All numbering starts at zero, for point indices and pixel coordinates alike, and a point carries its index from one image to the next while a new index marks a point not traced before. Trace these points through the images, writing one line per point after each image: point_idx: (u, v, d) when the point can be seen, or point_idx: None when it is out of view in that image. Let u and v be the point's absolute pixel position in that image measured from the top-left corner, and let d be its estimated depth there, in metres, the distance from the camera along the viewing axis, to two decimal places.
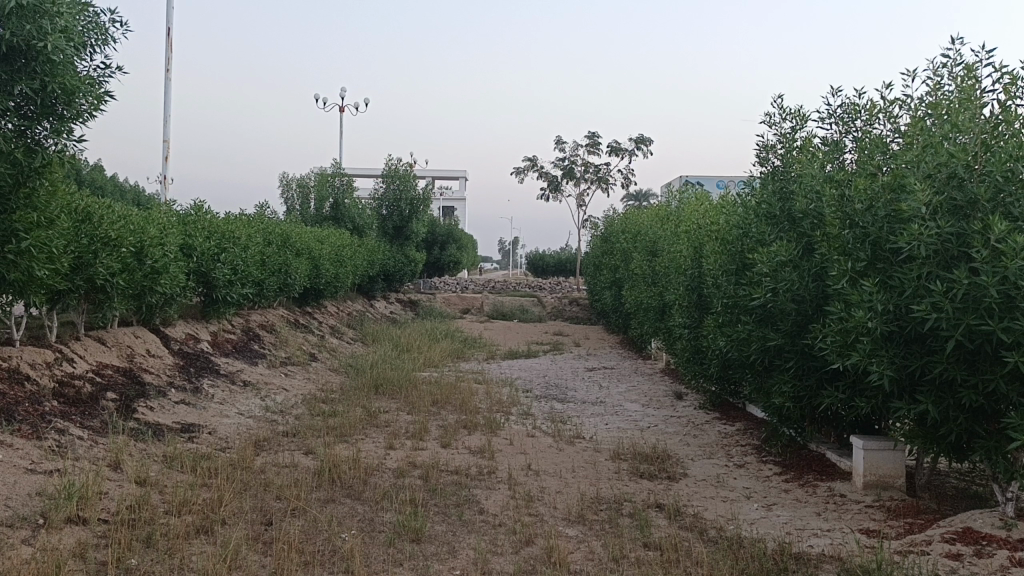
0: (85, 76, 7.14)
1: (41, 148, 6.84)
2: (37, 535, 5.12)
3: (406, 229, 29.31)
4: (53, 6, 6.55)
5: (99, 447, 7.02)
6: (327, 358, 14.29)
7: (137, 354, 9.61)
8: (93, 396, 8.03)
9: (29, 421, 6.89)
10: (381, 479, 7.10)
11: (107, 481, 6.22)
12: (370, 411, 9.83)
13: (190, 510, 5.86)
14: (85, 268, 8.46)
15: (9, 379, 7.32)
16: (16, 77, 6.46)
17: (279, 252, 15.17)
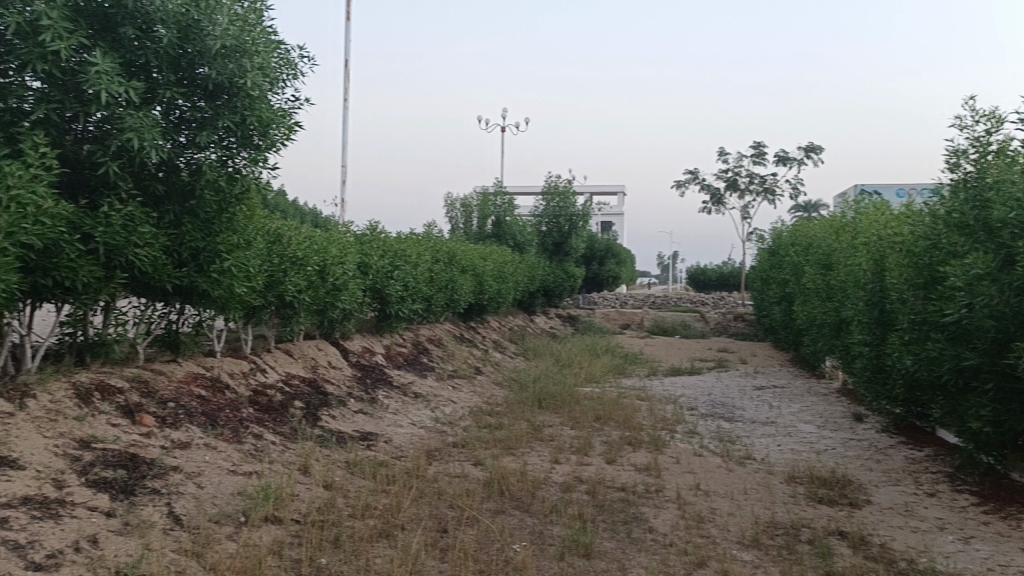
0: (279, 108, 7.76)
1: (240, 175, 7.59)
2: (240, 532, 5.58)
3: (566, 245, 29.56)
4: (252, 45, 7.13)
5: (290, 452, 7.56)
6: (491, 372, 14.65)
7: (320, 365, 10.26)
8: (283, 404, 8.65)
9: (229, 425, 7.53)
10: (549, 493, 7.18)
11: (298, 484, 6.67)
12: (534, 425, 9.96)
13: (372, 514, 6.17)
14: (276, 286, 9.16)
15: (212, 388, 8.04)
16: (219, 112, 7.12)
17: (446, 269, 15.76)
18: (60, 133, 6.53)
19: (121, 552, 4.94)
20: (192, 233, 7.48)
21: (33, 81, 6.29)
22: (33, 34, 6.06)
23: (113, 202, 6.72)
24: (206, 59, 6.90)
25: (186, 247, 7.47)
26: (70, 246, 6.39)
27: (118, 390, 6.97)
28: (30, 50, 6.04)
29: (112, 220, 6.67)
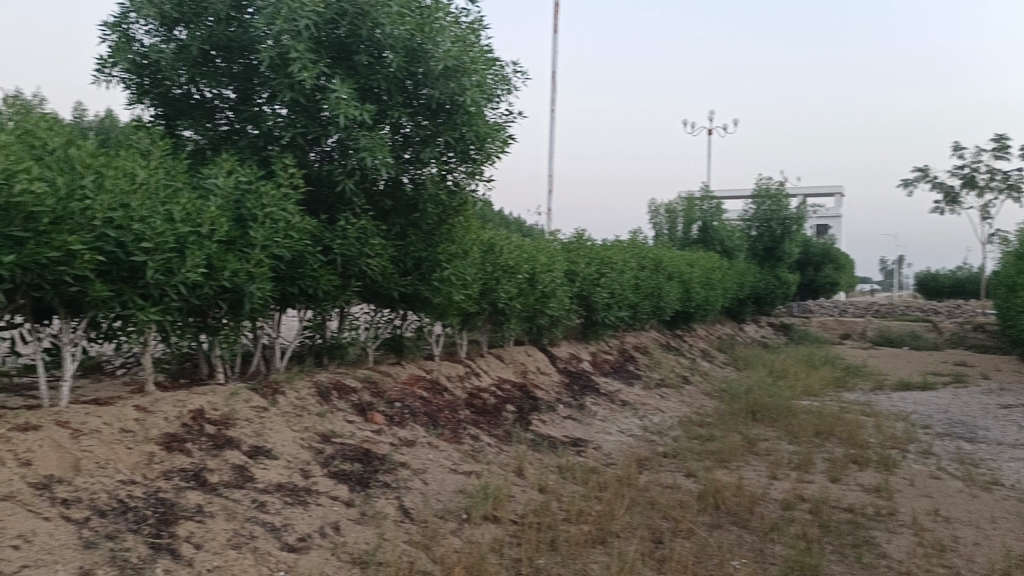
0: (495, 123, 8.08)
1: (460, 189, 8.07)
2: (463, 528, 5.85)
3: (777, 250, 28.27)
4: (471, 63, 7.45)
5: (505, 454, 7.82)
6: (700, 381, 14.31)
7: (530, 371, 10.54)
8: (496, 408, 8.97)
9: (449, 426, 7.93)
10: (767, 509, 6.88)
11: (514, 486, 6.88)
12: (748, 438, 9.60)
13: (587, 519, 6.22)
14: (490, 293, 9.53)
15: (432, 389, 8.51)
16: (440, 129, 7.52)
17: (653, 276, 15.63)
18: (305, 155, 7.24)
19: (360, 540, 5.36)
20: (416, 244, 7.99)
21: (281, 108, 7.07)
22: (283, 66, 6.79)
23: (348, 217, 7.28)
24: (429, 80, 7.31)
25: (410, 257, 7.97)
26: (313, 257, 7.04)
27: (352, 389, 7.57)
28: (280, 80, 6.78)
29: (348, 232, 7.23)
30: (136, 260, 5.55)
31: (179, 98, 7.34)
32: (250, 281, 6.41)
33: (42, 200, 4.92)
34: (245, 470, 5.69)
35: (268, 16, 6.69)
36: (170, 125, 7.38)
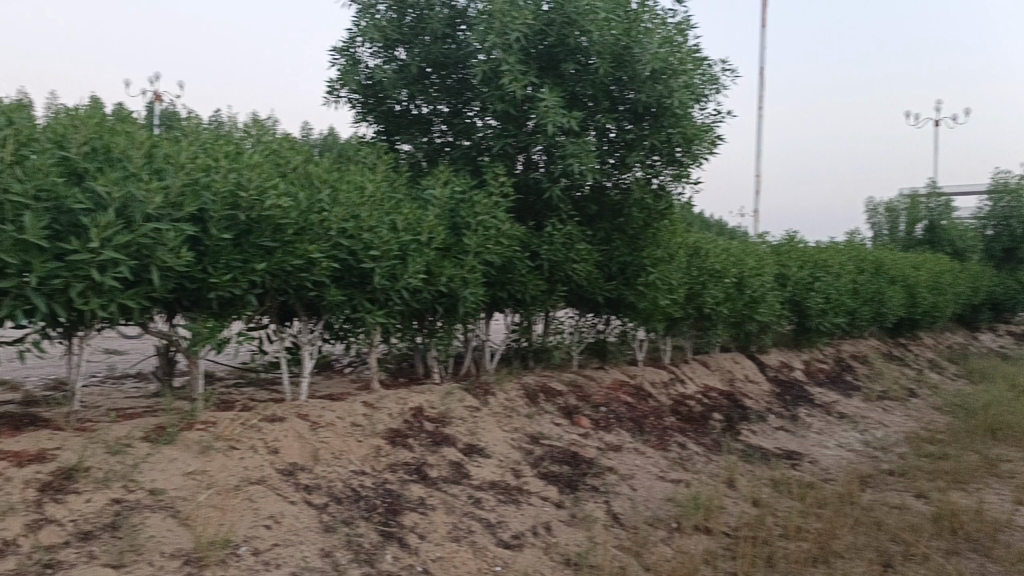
0: (703, 124, 7.90)
1: (666, 193, 7.99)
2: (673, 538, 5.76)
3: (1018, 250, 25.40)
4: (679, 65, 7.33)
5: (714, 464, 7.61)
6: (929, 394, 13.14)
7: (737, 379, 10.19)
8: (703, 416, 8.74)
9: (656, 432, 7.84)
10: (1016, 538, 6.18)
11: (725, 497, 6.68)
12: (989, 458, 8.68)
13: (805, 537, 5.89)
14: (696, 298, 9.32)
15: (637, 395, 8.46)
16: (646, 133, 7.46)
17: (873, 280, 14.58)
18: (514, 164, 7.44)
19: (571, 542, 5.45)
20: (621, 248, 7.99)
21: (491, 120, 7.32)
22: (495, 78, 7.02)
23: (555, 223, 7.41)
24: (636, 84, 7.28)
25: (615, 261, 7.98)
26: (522, 263, 7.23)
27: (559, 392, 7.69)
28: (492, 93, 7.03)
29: (554, 238, 7.36)
30: (365, 267, 5.98)
31: (399, 115, 7.79)
32: (464, 286, 6.69)
33: (287, 213, 5.46)
34: (461, 467, 5.96)
35: (482, 32, 6.98)
36: (389, 139, 7.82)
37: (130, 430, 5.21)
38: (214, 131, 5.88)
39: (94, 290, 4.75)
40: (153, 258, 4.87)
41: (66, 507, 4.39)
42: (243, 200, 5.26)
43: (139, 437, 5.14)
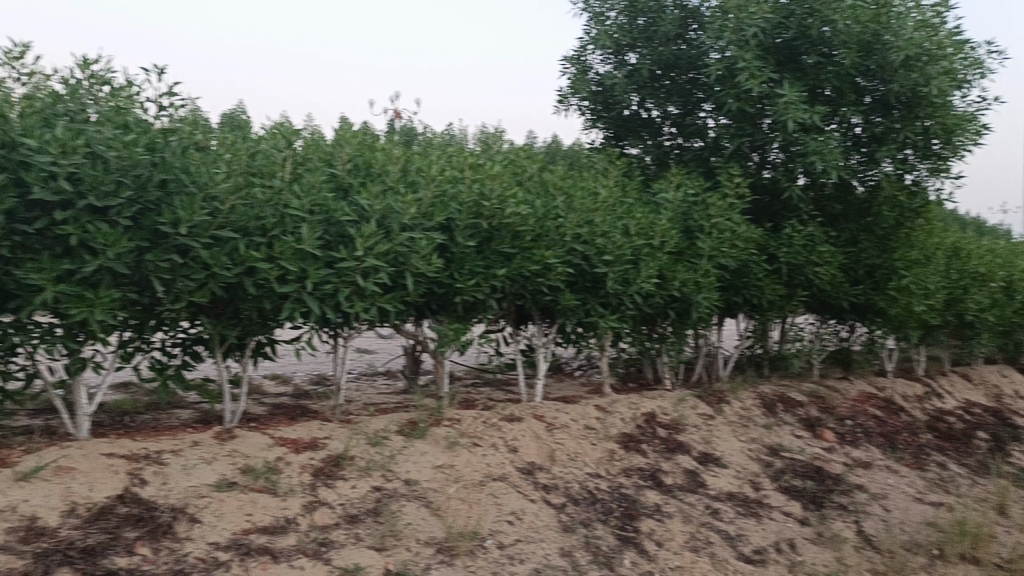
0: (966, 113, 7.18)
1: (921, 189, 7.42)
2: (935, 566, 5.27)
3: None
4: (938, 49, 6.73)
5: (981, 488, 6.85)
6: None
7: (1006, 395, 9.12)
8: (966, 434, 7.83)
9: (911, 450, 7.18)
10: None
11: (997, 526, 5.99)
12: None
13: None
14: (957, 304, 8.43)
15: (887, 409, 7.80)
16: (898, 125, 6.93)
17: None
18: (749, 163, 7.20)
19: (819, 562, 5.20)
20: (869, 249, 7.46)
21: (723, 119, 7.20)
22: (730, 77, 6.82)
23: (794, 224, 7.05)
24: (887, 73, 6.77)
25: (862, 264, 7.46)
26: (759, 267, 6.96)
27: (798, 403, 7.30)
28: (727, 92, 6.83)
29: (793, 241, 7.00)
30: (599, 272, 6.04)
31: (626, 119, 7.79)
32: (698, 291, 6.55)
33: (526, 220, 5.67)
34: (697, 476, 5.84)
35: (716, 31, 6.80)
36: (616, 144, 7.83)
37: (386, 424, 5.64)
38: (459, 144, 6.24)
39: (358, 295, 5.21)
40: (407, 265, 5.25)
41: (336, 491, 4.86)
42: (486, 209, 5.55)
43: (394, 431, 5.56)
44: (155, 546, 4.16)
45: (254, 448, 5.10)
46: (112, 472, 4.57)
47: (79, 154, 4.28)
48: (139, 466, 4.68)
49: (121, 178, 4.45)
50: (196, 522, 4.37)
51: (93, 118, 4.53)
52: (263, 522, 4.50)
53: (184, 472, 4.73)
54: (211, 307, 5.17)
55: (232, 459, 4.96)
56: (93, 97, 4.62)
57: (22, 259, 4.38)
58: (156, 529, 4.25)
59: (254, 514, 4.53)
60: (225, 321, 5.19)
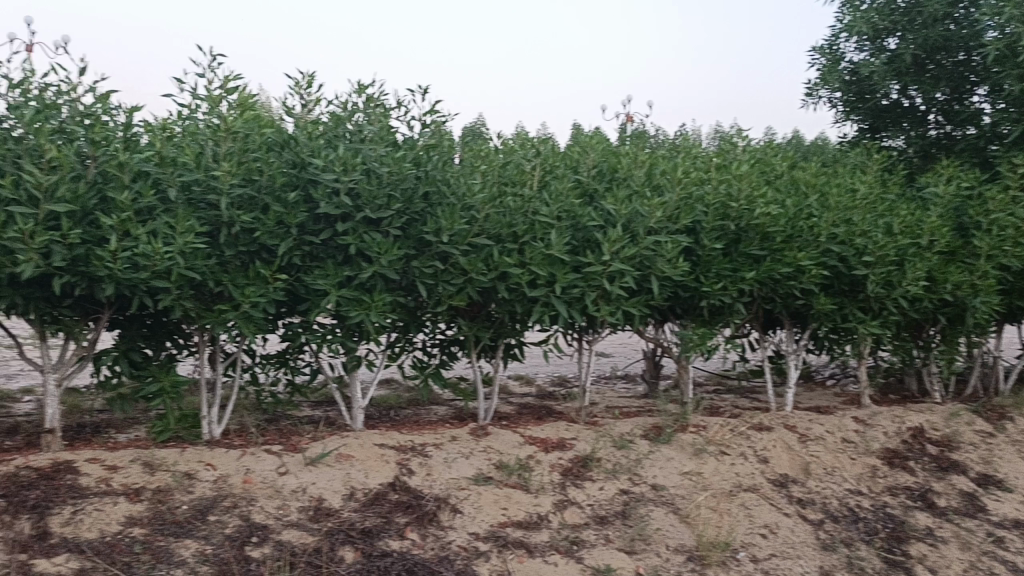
0: None
1: None
2: None
3: None
4: None
5: None
6: None
7: None
8: None
9: None
10: None
11: None
12: None
13: None
14: None
15: None
16: None
17: None
18: None
19: None
20: None
21: (1003, 104, 6.52)
22: (1013, 56, 6.15)
23: None
24: None
25: None
26: None
27: None
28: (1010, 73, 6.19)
29: None
30: (858, 274, 5.65)
31: (885, 108, 7.24)
32: (974, 295, 5.92)
33: (776, 221, 5.45)
34: (976, 499, 5.28)
35: (996, 6, 6.12)
36: (874, 135, 7.33)
37: (631, 428, 5.67)
38: (703, 145, 6.16)
39: (604, 299, 5.26)
40: (653, 268, 5.22)
41: (585, 491, 4.95)
42: (734, 210, 5.43)
43: (639, 435, 5.57)
44: (422, 532, 4.47)
45: (507, 445, 5.33)
46: (383, 461, 4.99)
47: (358, 171, 4.73)
48: (406, 457, 5.07)
49: (391, 192, 4.85)
50: (456, 512, 4.64)
51: (367, 136, 4.95)
52: (518, 517, 4.68)
53: (446, 464, 5.05)
54: (467, 310, 5.48)
55: (487, 454, 5.22)
56: (366, 117, 5.05)
57: (310, 267, 4.91)
58: (423, 516, 4.57)
59: (510, 508, 4.73)
60: (479, 323, 5.48)
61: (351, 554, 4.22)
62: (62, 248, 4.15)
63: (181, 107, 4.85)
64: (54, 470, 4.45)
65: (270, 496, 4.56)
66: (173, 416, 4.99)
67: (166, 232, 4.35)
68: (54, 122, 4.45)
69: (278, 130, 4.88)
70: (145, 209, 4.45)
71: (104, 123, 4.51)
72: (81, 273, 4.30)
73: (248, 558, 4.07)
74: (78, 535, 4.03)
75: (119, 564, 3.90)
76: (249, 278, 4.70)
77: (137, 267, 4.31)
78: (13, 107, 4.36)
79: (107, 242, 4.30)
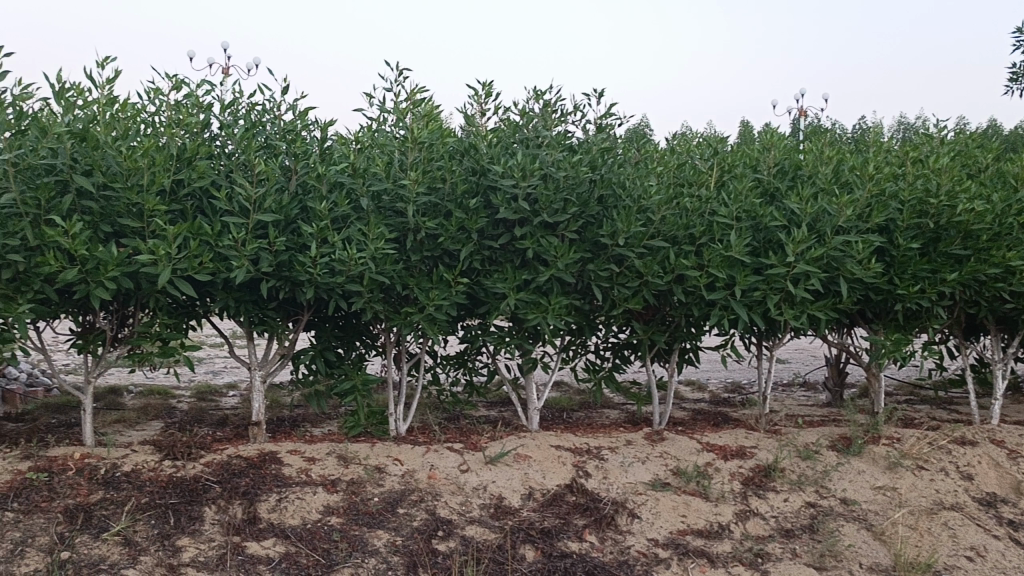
0: None
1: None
2: None
3: None
4: None
5: None
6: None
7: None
8: None
9: None
10: None
11: None
12: None
13: None
14: None
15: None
16: None
17: None
18: None
19: None
20: None
21: None
22: None
23: None
24: None
25: None
26: None
27: None
28: None
29: None
30: None
31: None
32: None
33: (982, 218, 5.08)
34: None
35: None
36: None
37: (817, 438, 5.47)
38: (894, 142, 5.88)
39: (787, 302, 5.07)
40: (842, 269, 4.98)
41: (768, 502, 4.79)
42: (933, 207, 5.11)
43: (826, 446, 5.36)
44: (601, 535, 4.46)
45: (684, 451, 5.24)
46: (560, 463, 5.05)
47: (536, 176, 4.80)
48: (582, 459, 5.10)
49: (567, 196, 4.89)
50: (635, 517, 4.61)
51: (544, 142, 5.07)
52: (698, 525, 4.58)
53: (622, 468, 5.03)
54: (642, 314, 5.42)
55: (664, 460, 5.16)
56: (544, 122, 5.18)
57: (490, 270, 5.04)
58: (601, 519, 4.56)
59: (689, 516, 4.63)
60: (655, 327, 5.39)
61: (532, 553, 4.28)
62: (269, 254, 4.49)
63: (369, 120, 5.22)
64: (260, 460, 4.81)
65: (453, 492, 4.72)
66: (363, 413, 5.28)
67: (359, 239, 4.59)
68: (261, 139, 4.88)
69: (458, 138, 5.10)
70: (341, 218, 4.74)
71: (303, 138, 4.92)
72: (284, 278, 4.64)
73: (435, 551, 4.22)
74: (282, 521, 4.34)
75: (319, 550, 4.16)
76: (433, 282, 4.89)
77: (334, 271, 4.58)
78: (225, 126, 4.80)
79: (307, 249, 4.61)
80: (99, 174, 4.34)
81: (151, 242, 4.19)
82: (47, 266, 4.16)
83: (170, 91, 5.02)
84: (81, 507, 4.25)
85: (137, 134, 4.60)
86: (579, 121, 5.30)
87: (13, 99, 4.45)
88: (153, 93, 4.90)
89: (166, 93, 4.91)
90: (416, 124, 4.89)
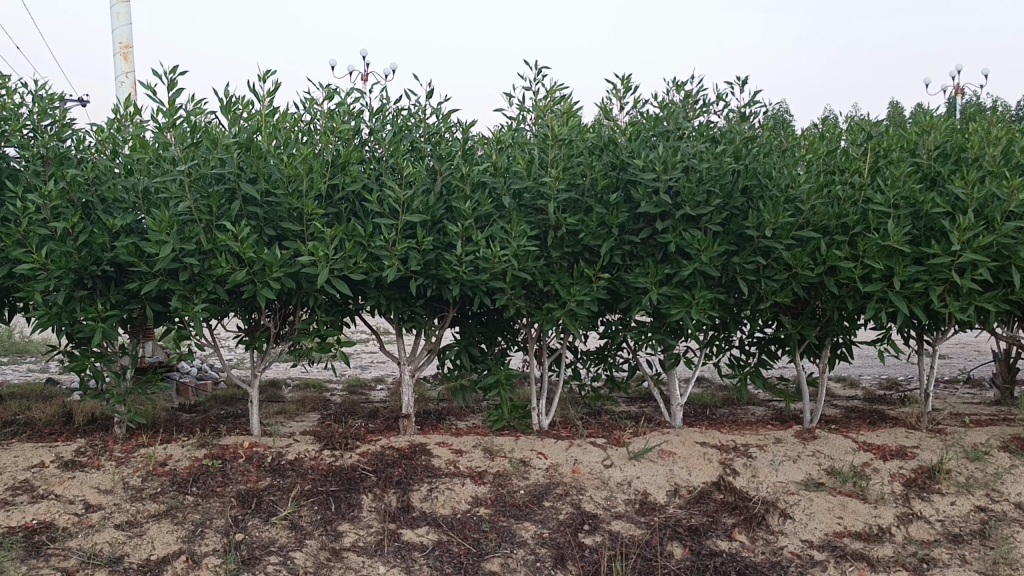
0: None
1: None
2: None
3: None
4: None
5: None
6: None
7: None
8: None
9: None
10: None
11: None
12: None
13: None
14: None
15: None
16: None
17: None
18: None
19: None
20: None
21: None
22: None
23: None
24: None
25: None
26: None
27: None
28: None
29: None
30: None
31: None
32: None
33: None
34: None
35: None
36: None
37: (988, 438, 5.16)
38: None
39: (952, 293, 4.78)
40: (1015, 258, 4.64)
41: (933, 505, 4.53)
42: None
43: (997, 447, 5.05)
44: (751, 535, 4.34)
45: (838, 451, 5.03)
46: (706, 460, 4.96)
47: (678, 169, 4.70)
48: (730, 457, 5.00)
49: (711, 187, 4.78)
50: (787, 517, 4.46)
51: (686, 135, 5.02)
52: (856, 527, 4.38)
53: (772, 467, 4.89)
54: (790, 308, 5.25)
55: (816, 459, 4.97)
56: (686, 115, 5.14)
57: (631, 265, 5.02)
58: (752, 518, 4.44)
59: (846, 518, 4.44)
60: (804, 321, 5.19)
61: (680, 550, 4.22)
62: (417, 254, 4.67)
63: (509, 119, 5.33)
64: (412, 451, 5.00)
65: (597, 487, 4.73)
66: (507, 406, 5.41)
67: (502, 237, 4.67)
68: (408, 142, 5.08)
69: (598, 134, 5.09)
70: (484, 216, 4.84)
71: (447, 139, 5.09)
72: (431, 276, 4.80)
73: (582, 544, 4.24)
74: (434, 510, 4.49)
75: (470, 540, 4.27)
76: (574, 278, 4.91)
77: (479, 269, 4.69)
78: (375, 131, 5.03)
79: (453, 247, 4.73)
80: (263, 181, 4.63)
81: (311, 245, 4.43)
82: (220, 268, 4.47)
83: (323, 100, 5.29)
84: (252, 492, 4.56)
85: (296, 142, 4.88)
86: (722, 109, 5.23)
87: (186, 113, 4.82)
88: (309, 103, 5.19)
89: (320, 102, 5.19)
90: (555, 122, 4.92)
